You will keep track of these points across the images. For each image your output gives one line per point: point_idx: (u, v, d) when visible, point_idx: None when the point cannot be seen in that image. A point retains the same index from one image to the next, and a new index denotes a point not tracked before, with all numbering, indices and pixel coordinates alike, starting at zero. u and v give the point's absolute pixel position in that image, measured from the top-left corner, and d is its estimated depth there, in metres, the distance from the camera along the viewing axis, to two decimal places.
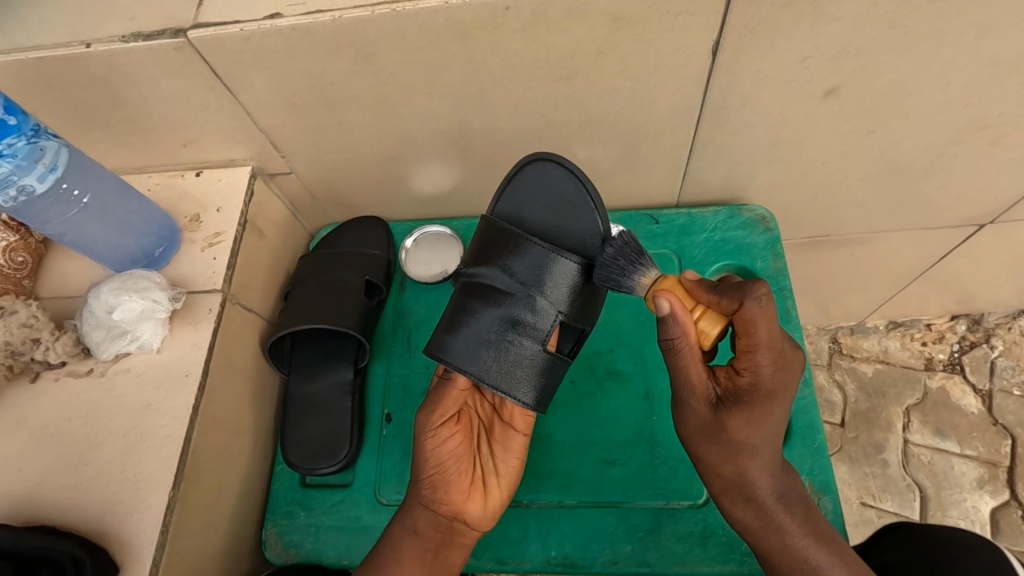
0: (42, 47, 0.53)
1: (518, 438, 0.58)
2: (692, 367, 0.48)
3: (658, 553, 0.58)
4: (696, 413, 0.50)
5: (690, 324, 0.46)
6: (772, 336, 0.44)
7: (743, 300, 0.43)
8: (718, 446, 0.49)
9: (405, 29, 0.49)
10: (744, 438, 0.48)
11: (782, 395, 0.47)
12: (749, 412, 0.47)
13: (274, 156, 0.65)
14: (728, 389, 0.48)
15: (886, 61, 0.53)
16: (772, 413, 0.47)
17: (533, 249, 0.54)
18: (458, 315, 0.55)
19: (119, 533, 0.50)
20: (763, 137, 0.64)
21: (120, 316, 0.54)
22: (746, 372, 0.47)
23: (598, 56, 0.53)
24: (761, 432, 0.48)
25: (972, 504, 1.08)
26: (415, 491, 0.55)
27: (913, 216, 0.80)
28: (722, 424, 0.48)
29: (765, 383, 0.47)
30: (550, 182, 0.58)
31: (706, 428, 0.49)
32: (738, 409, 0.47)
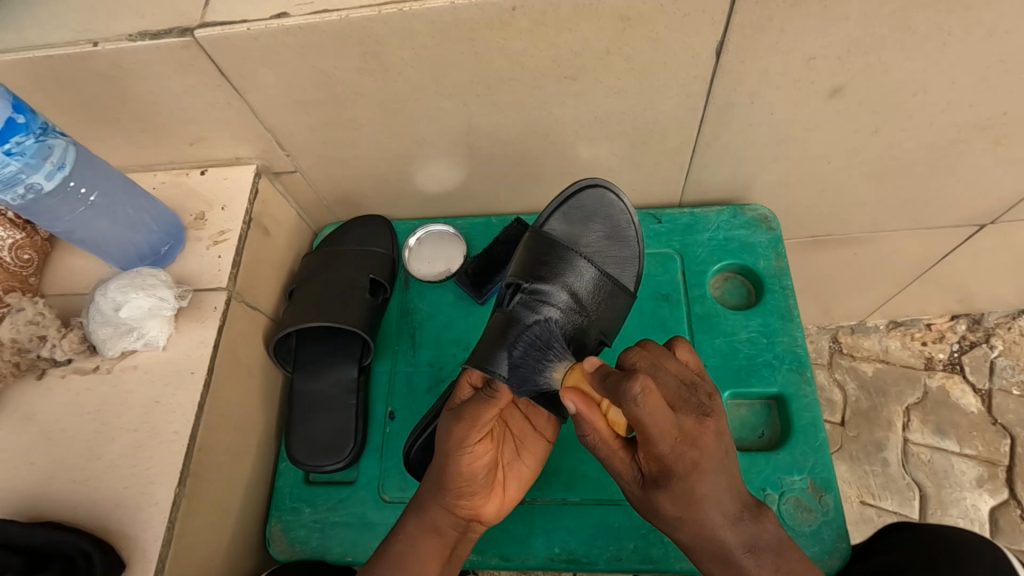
0: (50, 45, 0.53)
1: (541, 445, 0.58)
2: (615, 454, 0.46)
3: (661, 550, 0.58)
4: (631, 485, 0.48)
5: (598, 417, 0.44)
6: (657, 426, 0.39)
7: (622, 402, 0.39)
8: (660, 520, 0.48)
9: (413, 28, 0.50)
10: (672, 511, 0.45)
11: (701, 473, 0.43)
12: (672, 494, 0.44)
13: (280, 154, 0.65)
14: (647, 470, 0.46)
15: (890, 61, 0.54)
16: (697, 492, 0.43)
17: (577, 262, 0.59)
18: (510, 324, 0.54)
19: (126, 528, 0.51)
20: (767, 137, 0.64)
21: (126, 314, 0.55)
22: (654, 460, 0.44)
23: (604, 55, 0.53)
24: (673, 511, 0.45)
25: (971, 503, 1.08)
26: (441, 497, 0.53)
27: (915, 215, 0.80)
28: (651, 503, 0.47)
29: (679, 463, 0.42)
30: (603, 211, 0.63)
31: (643, 503, 0.48)
32: (659, 491, 0.45)
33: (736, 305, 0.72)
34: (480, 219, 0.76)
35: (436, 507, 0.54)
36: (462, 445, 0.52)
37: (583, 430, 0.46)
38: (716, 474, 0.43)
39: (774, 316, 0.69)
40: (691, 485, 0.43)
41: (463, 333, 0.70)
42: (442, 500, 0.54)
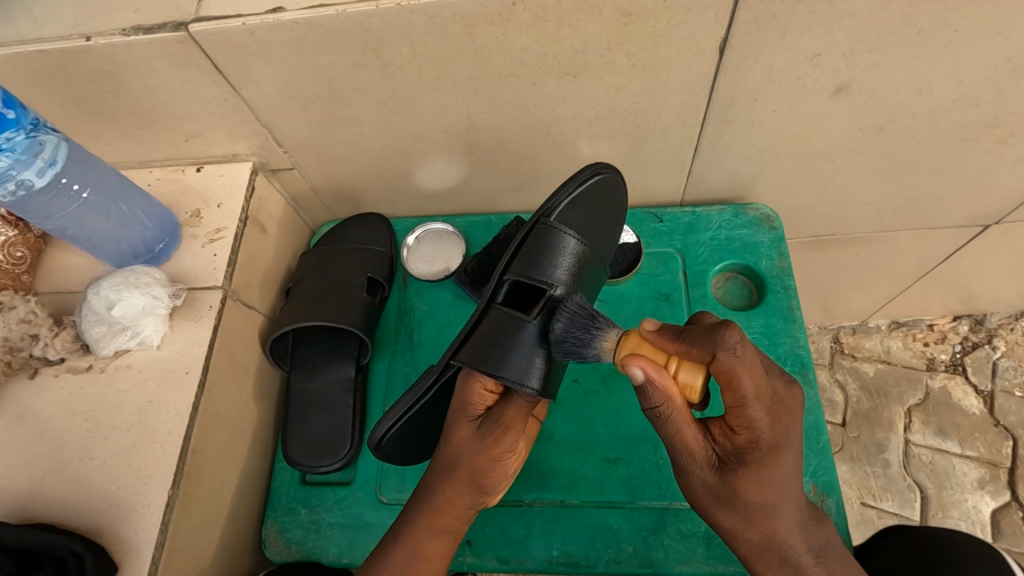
0: (42, 39, 0.52)
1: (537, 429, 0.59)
2: (684, 429, 0.44)
3: (662, 553, 0.57)
4: (704, 473, 0.45)
5: (671, 383, 0.41)
6: (765, 383, 0.40)
7: (715, 352, 0.38)
8: (728, 512, 0.45)
9: (412, 23, 0.49)
10: (756, 498, 0.44)
11: (788, 446, 0.43)
12: (758, 473, 0.43)
13: (277, 150, 0.65)
14: (728, 449, 0.45)
15: (896, 59, 0.53)
16: (781, 473, 0.44)
17: (557, 242, 0.54)
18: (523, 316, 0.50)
19: (119, 530, 0.50)
20: (770, 135, 0.63)
21: (120, 312, 0.54)
22: (741, 430, 0.43)
23: (606, 51, 0.52)
24: (761, 483, 0.44)
25: (972, 504, 1.08)
26: (459, 493, 0.52)
27: (919, 215, 0.80)
28: (727, 488, 0.45)
29: (766, 437, 0.43)
30: (592, 191, 0.58)
31: (713, 490, 0.45)
32: (744, 470, 0.44)
33: (738, 305, 0.72)
34: (479, 218, 0.75)
35: (447, 506, 0.53)
36: (487, 441, 0.51)
37: (649, 399, 0.43)
38: (789, 445, 0.44)
39: (776, 317, 0.68)
40: (771, 462, 0.43)
41: None
42: (461, 495, 0.52)
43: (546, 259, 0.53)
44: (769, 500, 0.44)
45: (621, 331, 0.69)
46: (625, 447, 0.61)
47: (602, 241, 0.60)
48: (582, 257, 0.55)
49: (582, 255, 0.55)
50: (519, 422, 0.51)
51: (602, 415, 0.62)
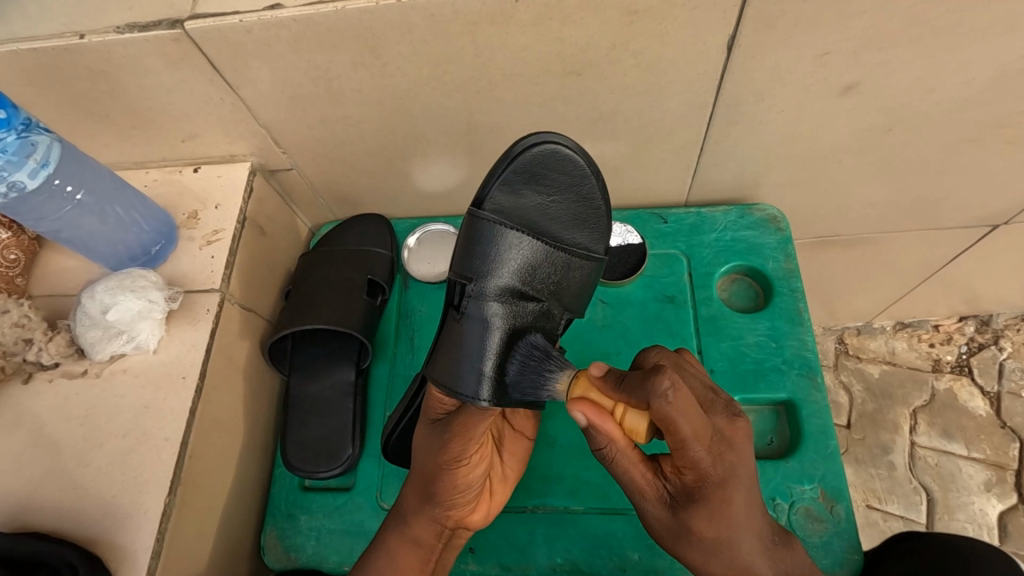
0: (35, 37, 0.51)
1: (524, 444, 0.58)
2: (633, 466, 0.45)
3: (667, 560, 0.56)
4: (654, 506, 0.46)
5: (614, 427, 0.42)
6: (687, 426, 0.38)
7: (652, 400, 0.38)
8: (693, 548, 0.45)
9: (412, 20, 0.48)
10: (710, 534, 0.43)
11: (733, 489, 0.42)
12: (710, 510, 0.42)
13: (275, 151, 0.64)
14: (678, 487, 0.45)
15: (907, 57, 0.52)
16: (732, 506, 0.42)
17: (501, 234, 0.49)
18: (472, 329, 0.47)
19: (114, 539, 0.49)
20: (777, 135, 0.62)
21: (115, 317, 0.53)
22: (688, 469, 0.42)
23: (611, 50, 0.51)
24: (711, 519, 0.43)
25: (979, 507, 1.07)
26: (424, 507, 0.53)
27: (927, 215, 0.79)
28: (682, 525, 0.44)
29: (715, 471, 0.41)
30: (534, 167, 0.51)
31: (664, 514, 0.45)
32: (695, 507, 0.43)
33: (744, 308, 0.70)
34: None
35: (417, 522, 0.53)
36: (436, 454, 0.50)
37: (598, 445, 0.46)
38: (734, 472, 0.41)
39: (783, 320, 0.67)
40: (731, 496, 0.42)
41: None
42: (426, 512, 0.53)
43: (484, 261, 0.49)
44: (715, 538, 0.44)
45: (626, 334, 0.68)
46: None
47: (569, 220, 0.53)
48: (538, 247, 0.50)
49: (531, 246, 0.50)
50: (475, 433, 0.49)
51: None
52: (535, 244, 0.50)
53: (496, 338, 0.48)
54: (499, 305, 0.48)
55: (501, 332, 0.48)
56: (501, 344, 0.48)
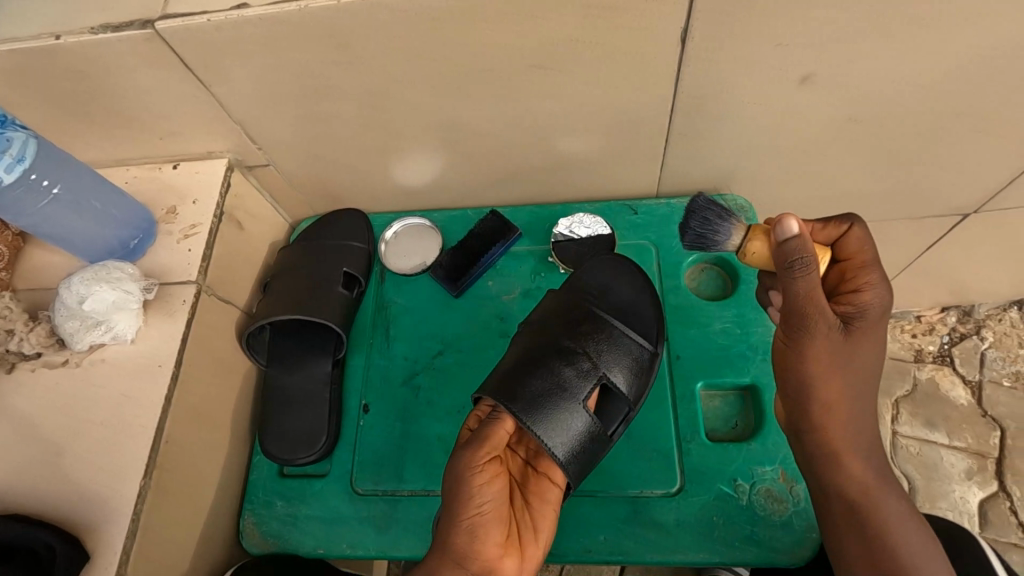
0: (13, 38, 0.52)
1: (554, 491, 0.54)
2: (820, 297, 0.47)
3: (632, 542, 0.57)
4: (822, 340, 0.48)
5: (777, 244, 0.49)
6: (877, 250, 0.50)
7: (850, 222, 0.50)
8: (834, 384, 0.49)
9: (374, 18, 0.49)
10: (856, 360, 0.49)
11: (881, 321, 0.50)
12: (867, 335, 0.49)
13: (252, 148, 0.65)
14: (846, 317, 0.49)
15: (861, 48, 0.53)
16: (869, 337, 0.50)
17: (607, 322, 0.59)
18: (529, 369, 0.55)
19: (92, 521, 0.50)
20: (741, 127, 0.63)
21: (91, 307, 0.54)
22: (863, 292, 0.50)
23: (570, 44, 0.52)
24: (875, 336, 0.50)
25: (960, 495, 1.07)
26: (450, 540, 0.45)
27: (898, 206, 0.80)
28: (845, 347, 0.49)
29: (870, 310, 0.49)
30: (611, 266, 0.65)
31: (813, 298, 0.46)
32: (859, 333, 0.49)
33: (711, 295, 0.71)
34: (457, 213, 0.76)
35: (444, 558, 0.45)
36: (459, 466, 0.48)
37: (789, 258, 0.45)
38: (883, 295, 0.50)
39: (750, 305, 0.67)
40: (870, 329, 0.50)
41: (437, 326, 0.70)
42: (465, 539, 0.45)
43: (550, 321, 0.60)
44: (859, 371, 0.50)
45: None
46: None
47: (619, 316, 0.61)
48: (597, 324, 0.59)
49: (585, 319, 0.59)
50: (492, 439, 0.49)
51: None
52: (589, 320, 0.59)
53: (552, 386, 0.54)
54: (560, 364, 0.55)
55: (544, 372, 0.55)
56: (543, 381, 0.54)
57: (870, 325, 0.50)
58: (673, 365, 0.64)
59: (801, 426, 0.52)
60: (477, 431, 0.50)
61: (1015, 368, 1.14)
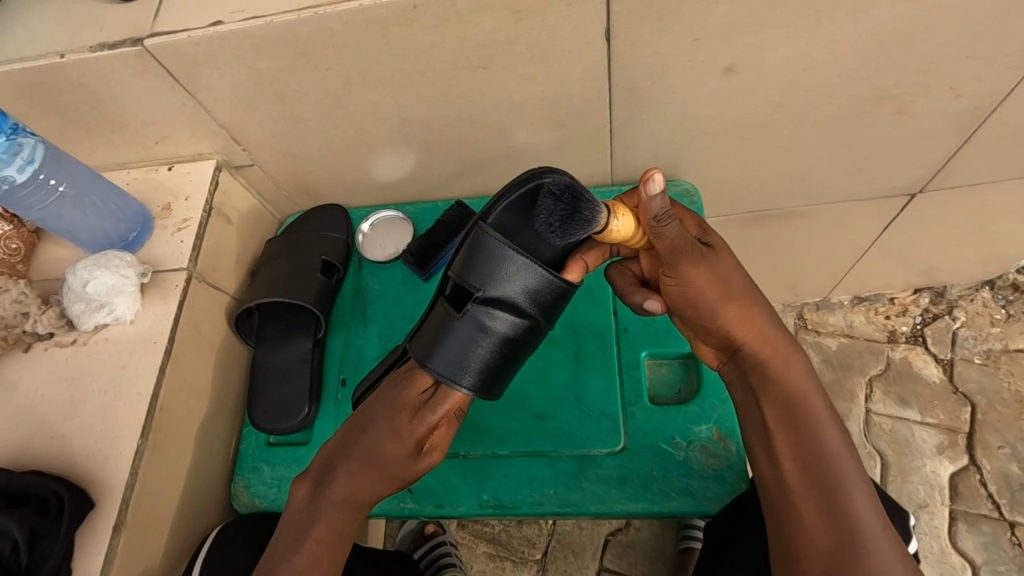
0: (25, 58, 0.60)
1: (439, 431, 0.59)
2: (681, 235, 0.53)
3: (579, 495, 0.63)
4: (703, 273, 0.54)
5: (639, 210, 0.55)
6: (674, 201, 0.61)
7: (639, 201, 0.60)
8: (737, 307, 0.55)
9: (331, 28, 0.56)
10: (739, 279, 0.55)
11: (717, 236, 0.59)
12: (724, 247, 0.57)
13: (237, 149, 0.73)
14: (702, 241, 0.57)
15: (769, 39, 0.58)
16: (727, 252, 0.57)
17: (512, 259, 0.56)
18: (452, 323, 0.57)
19: (96, 476, 0.58)
20: (677, 116, 0.69)
21: (94, 289, 0.62)
22: (693, 225, 0.59)
23: (507, 45, 0.59)
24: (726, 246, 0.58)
25: (931, 469, 1.11)
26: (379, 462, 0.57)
27: (842, 187, 0.85)
28: (721, 268, 0.55)
29: (711, 238, 0.58)
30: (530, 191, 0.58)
31: (678, 245, 0.53)
32: (718, 248, 0.57)
33: None
34: (427, 205, 0.83)
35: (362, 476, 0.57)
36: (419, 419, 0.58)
37: (654, 215, 0.51)
38: (705, 227, 0.58)
39: None
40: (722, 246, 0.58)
41: (408, 308, 0.77)
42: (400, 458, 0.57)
43: (473, 274, 0.57)
44: (744, 278, 0.56)
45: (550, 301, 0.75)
46: (550, 404, 0.67)
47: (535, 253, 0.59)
48: (517, 273, 0.57)
49: (497, 275, 0.57)
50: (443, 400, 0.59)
51: (531, 375, 0.69)
52: (503, 274, 0.57)
53: (470, 340, 0.57)
54: (488, 318, 0.57)
55: (463, 329, 0.57)
56: (462, 339, 0.57)
57: (718, 242, 0.58)
58: (621, 337, 0.70)
59: (739, 353, 0.57)
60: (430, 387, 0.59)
61: (987, 346, 1.17)
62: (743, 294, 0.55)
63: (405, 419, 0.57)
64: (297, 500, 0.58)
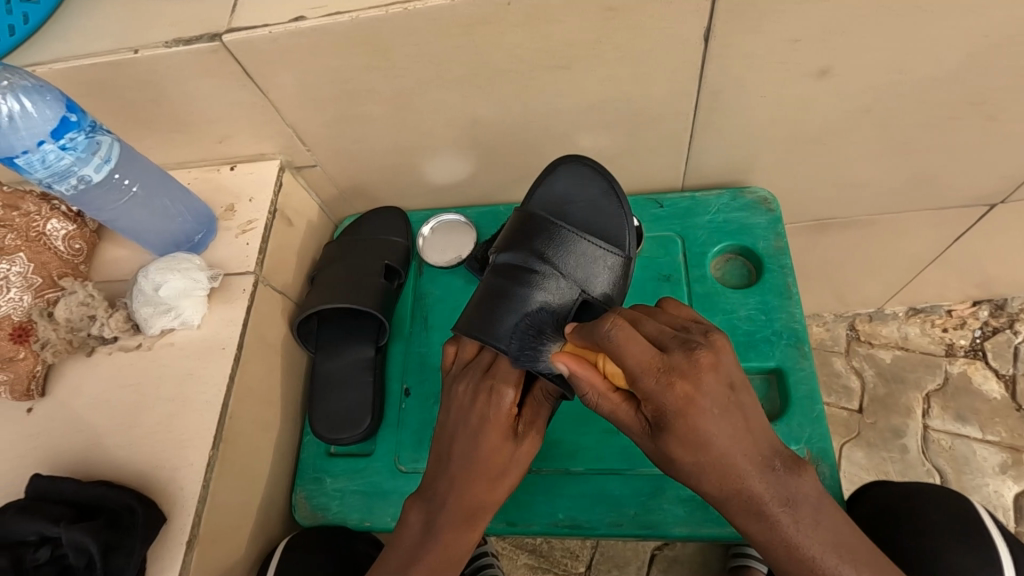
0: (95, 53, 0.58)
1: (530, 423, 0.59)
2: (615, 406, 0.48)
3: (660, 516, 0.60)
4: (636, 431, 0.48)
5: (596, 373, 0.48)
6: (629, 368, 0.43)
7: (603, 342, 0.44)
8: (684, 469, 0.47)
9: (416, 26, 0.53)
10: (689, 459, 0.45)
11: (700, 409, 0.43)
12: (678, 436, 0.44)
13: (301, 149, 0.71)
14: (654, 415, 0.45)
15: (873, 41, 0.55)
16: (702, 431, 0.44)
17: (566, 240, 0.62)
18: (515, 302, 0.59)
19: (165, 487, 0.56)
20: (760, 120, 0.66)
21: (165, 293, 0.60)
22: (649, 401, 0.45)
23: (594, 45, 0.56)
24: (705, 436, 0.44)
25: (994, 489, 1.06)
26: (466, 464, 0.56)
27: (918, 197, 0.81)
28: (664, 454, 0.46)
29: (669, 400, 0.43)
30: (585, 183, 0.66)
31: (660, 459, 0.48)
32: (667, 437, 0.45)
33: (738, 285, 0.75)
34: (487, 209, 0.80)
35: (453, 490, 0.56)
36: (496, 406, 0.57)
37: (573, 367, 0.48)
38: (716, 414, 0.44)
39: (773, 295, 0.72)
40: (744, 395, 0.45)
41: None
42: (499, 452, 0.57)
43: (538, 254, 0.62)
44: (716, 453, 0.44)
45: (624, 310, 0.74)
46: None
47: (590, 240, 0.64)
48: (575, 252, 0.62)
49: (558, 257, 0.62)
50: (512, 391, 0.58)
51: None
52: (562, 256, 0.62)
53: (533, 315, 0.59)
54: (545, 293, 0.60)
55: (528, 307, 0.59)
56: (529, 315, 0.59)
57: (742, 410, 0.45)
58: None
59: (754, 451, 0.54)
60: (491, 372, 0.59)
61: None
62: (754, 418, 0.45)
63: (494, 416, 0.57)
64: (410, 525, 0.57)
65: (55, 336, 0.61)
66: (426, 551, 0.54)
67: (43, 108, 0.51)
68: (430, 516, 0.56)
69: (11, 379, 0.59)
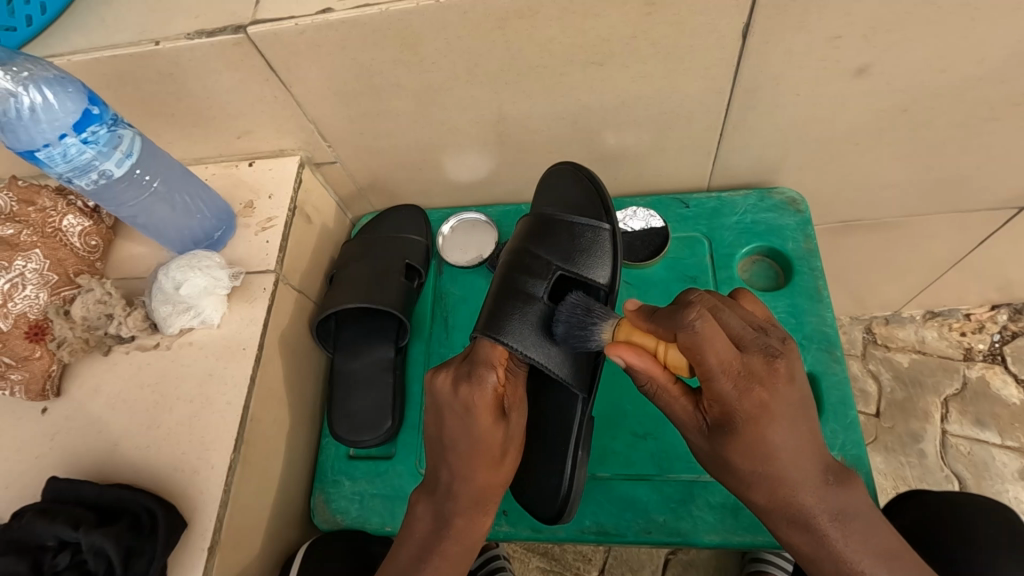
0: (116, 45, 0.57)
1: (513, 398, 0.56)
2: (676, 402, 0.48)
3: (690, 523, 0.59)
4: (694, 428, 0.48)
5: (654, 364, 0.46)
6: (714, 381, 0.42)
7: (678, 330, 0.42)
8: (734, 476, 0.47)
9: (447, 19, 0.52)
10: (746, 466, 0.45)
11: (771, 415, 0.43)
12: (745, 442, 0.44)
13: (322, 145, 0.69)
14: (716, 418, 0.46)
15: (915, 39, 0.54)
16: (769, 441, 0.43)
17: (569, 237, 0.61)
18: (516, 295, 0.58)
19: (186, 490, 0.54)
20: (792, 119, 0.65)
21: (186, 292, 0.59)
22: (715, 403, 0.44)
23: (630, 40, 0.54)
24: (775, 442, 0.44)
25: (1014, 495, 1.05)
26: (465, 454, 0.54)
27: (946, 199, 0.80)
28: (720, 454, 0.46)
29: (743, 405, 0.43)
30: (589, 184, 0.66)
31: (714, 460, 0.47)
32: (731, 441, 0.45)
33: (765, 287, 0.74)
34: (510, 207, 0.79)
35: (460, 484, 0.55)
36: (478, 389, 0.53)
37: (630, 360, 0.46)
38: (785, 423, 0.43)
39: (803, 298, 0.71)
40: (808, 406, 0.45)
41: None
42: (493, 433, 0.54)
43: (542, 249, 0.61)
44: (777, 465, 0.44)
45: None
46: (654, 423, 0.63)
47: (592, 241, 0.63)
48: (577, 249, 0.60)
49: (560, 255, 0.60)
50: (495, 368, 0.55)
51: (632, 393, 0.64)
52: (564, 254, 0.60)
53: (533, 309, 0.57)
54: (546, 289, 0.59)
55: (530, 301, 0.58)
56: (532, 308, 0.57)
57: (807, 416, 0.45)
58: None
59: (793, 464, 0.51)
60: (470, 358, 0.56)
61: None
62: (816, 427, 0.45)
63: (479, 398, 0.53)
64: (422, 521, 0.57)
65: (71, 335, 0.59)
66: (441, 542, 0.55)
67: (65, 100, 0.50)
68: (440, 509, 0.56)
69: (26, 378, 0.58)
